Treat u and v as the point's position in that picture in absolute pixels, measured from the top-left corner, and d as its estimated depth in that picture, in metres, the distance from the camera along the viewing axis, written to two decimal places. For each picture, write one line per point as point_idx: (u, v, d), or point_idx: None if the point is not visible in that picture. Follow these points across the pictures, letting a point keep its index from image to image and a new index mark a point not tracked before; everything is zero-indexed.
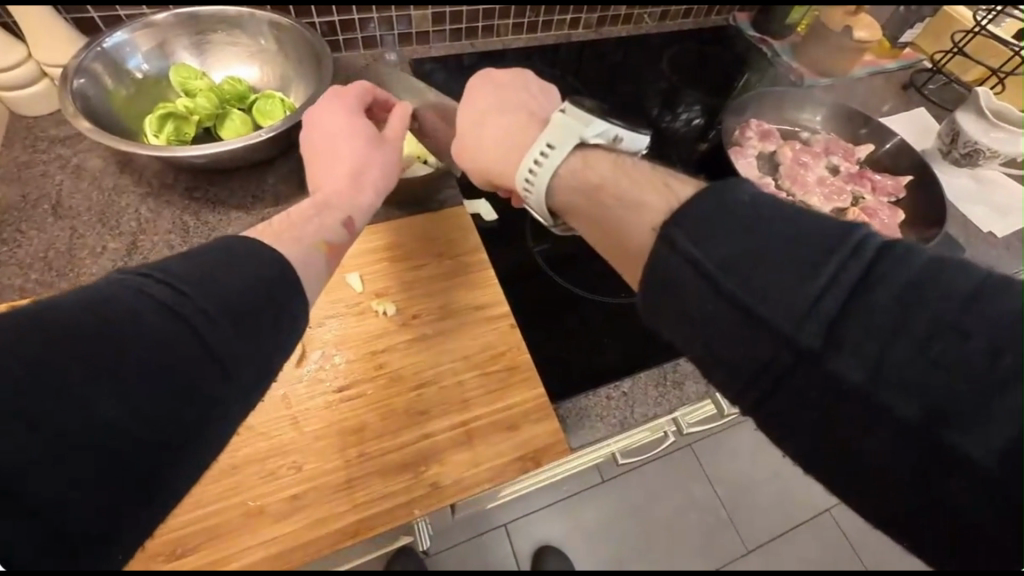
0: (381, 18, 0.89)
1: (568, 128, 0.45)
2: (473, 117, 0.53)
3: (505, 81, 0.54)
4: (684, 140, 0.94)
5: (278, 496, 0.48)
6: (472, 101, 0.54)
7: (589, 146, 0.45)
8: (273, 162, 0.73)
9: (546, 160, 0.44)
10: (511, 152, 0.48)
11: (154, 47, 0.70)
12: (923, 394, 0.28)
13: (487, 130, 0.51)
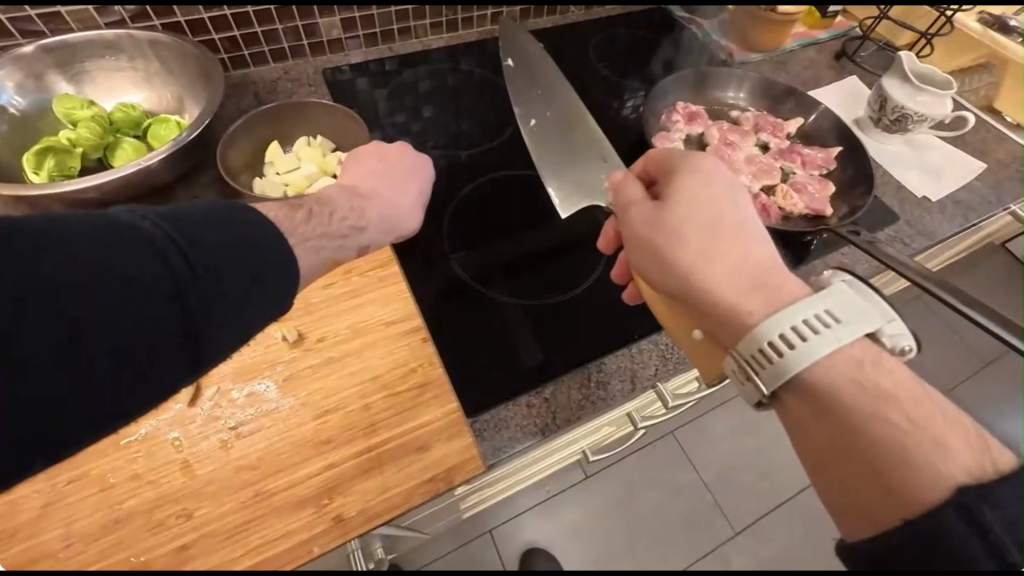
0: (285, 28, 0.85)
1: (862, 310, 0.38)
2: (706, 226, 0.45)
3: (728, 186, 0.48)
4: (614, 128, 0.91)
5: (167, 547, 0.45)
6: (696, 201, 0.47)
7: (829, 339, 0.36)
8: (173, 189, 0.70)
9: (814, 342, 0.36)
10: (754, 289, 0.42)
11: (28, 79, 0.66)
12: None
13: (722, 258, 0.44)
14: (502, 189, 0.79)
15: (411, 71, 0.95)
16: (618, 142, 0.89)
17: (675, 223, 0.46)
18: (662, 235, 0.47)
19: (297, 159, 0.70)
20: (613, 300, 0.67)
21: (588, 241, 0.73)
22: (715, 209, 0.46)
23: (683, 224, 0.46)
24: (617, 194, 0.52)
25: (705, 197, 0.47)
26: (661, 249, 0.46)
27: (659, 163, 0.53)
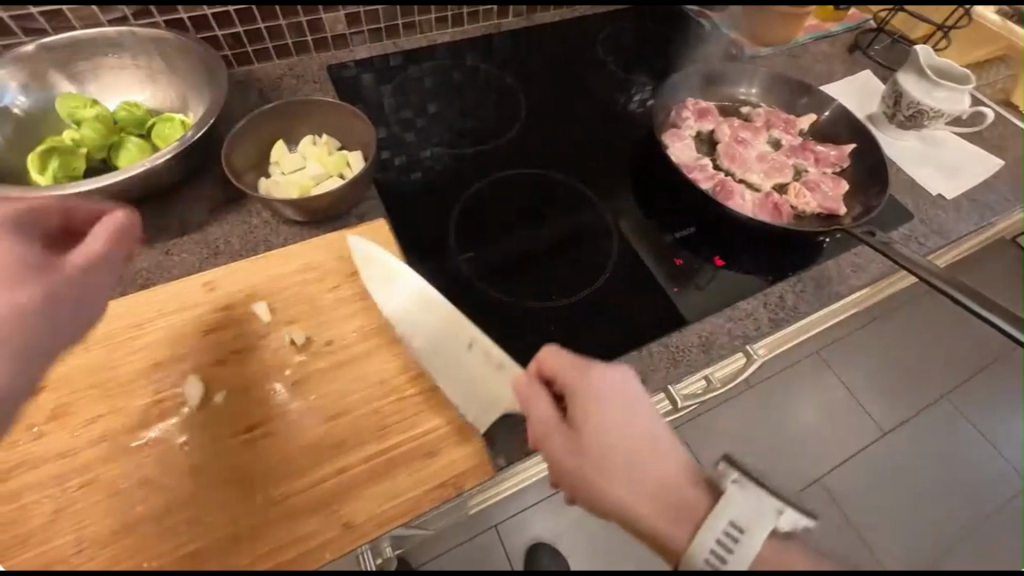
0: (289, 24, 0.84)
1: (758, 506, 0.40)
2: (628, 443, 0.46)
3: (635, 393, 0.49)
4: (623, 125, 0.89)
5: (177, 553, 0.45)
6: (618, 412, 0.48)
7: (748, 484, 0.41)
8: (178, 189, 0.69)
9: (742, 555, 0.39)
10: (672, 501, 0.43)
11: (31, 78, 0.65)
12: None
13: (637, 478, 0.45)
14: (509, 188, 0.78)
15: (417, 67, 0.93)
16: (626, 139, 0.88)
17: (587, 448, 0.47)
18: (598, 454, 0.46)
19: (303, 159, 0.69)
20: (622, 302, 0.66)
21: (596, 242, 0.72)
22: (614, 428, 0.47)
23: (594, 453, 0.46)
24: (529, 411, 0.50)
25: (614, 392, 0.49)
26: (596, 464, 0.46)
27: (557, 368, 0.50)
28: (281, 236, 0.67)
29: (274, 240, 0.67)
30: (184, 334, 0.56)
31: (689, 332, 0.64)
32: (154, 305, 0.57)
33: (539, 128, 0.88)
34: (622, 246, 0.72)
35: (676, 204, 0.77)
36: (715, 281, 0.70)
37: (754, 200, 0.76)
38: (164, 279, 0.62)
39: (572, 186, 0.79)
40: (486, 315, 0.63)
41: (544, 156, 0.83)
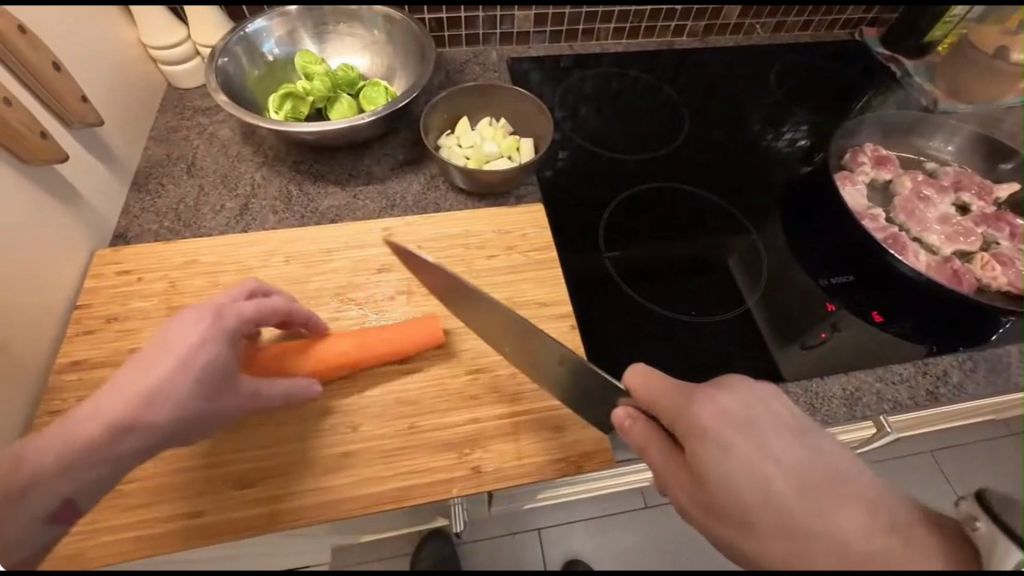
0: (486, 16, 0.92)
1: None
2: (801, 472, 0.36)
3: (773, 417, 0.39)
4: (783, 162, 0.86)
5: (334, 450, 0.51)
6: (750, 412, 0.39)
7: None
8: (369, 146, 0.79)
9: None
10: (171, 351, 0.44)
11: (286, 33, 0.78)
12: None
13: (785, 475, 0.36)
14: (658, 199, 0.79)
15: (586, 70, 0.97)
16: (788, 173, 0.85)
17: (714, 462, 0.38)
18: (734, 493, 0.37)
19: (480, 136, 0.75)
20: (759, 333, 0.65)
21: (737, 274, 0.71)
22: (740, 411, 0.39)
23: (733, 454, 0.38)
24: (649, 452, 0.44)
25: (734, 416, 0.39)
26: (710, 465, 0.38)
27: (650, 399, 0.45)
28: (447, 201, 0.74)
29: (441, 203, 0.74)
30: (360, 267, 0.64)
31: (831, 381, 0.62)
32: (341, 238, 0.66)
33: (698, 146, 0.88)
34: (766, 278, 0.70)
35: (831, 248, 0.74)
36: (868, 337, 0.65)
37: (928, 260, 0.71)
38: (349, 218, 0.72)
39: (722, 210, 0.79)
40: (624, 314, 0.65)
41: (698, 176, 0.83)
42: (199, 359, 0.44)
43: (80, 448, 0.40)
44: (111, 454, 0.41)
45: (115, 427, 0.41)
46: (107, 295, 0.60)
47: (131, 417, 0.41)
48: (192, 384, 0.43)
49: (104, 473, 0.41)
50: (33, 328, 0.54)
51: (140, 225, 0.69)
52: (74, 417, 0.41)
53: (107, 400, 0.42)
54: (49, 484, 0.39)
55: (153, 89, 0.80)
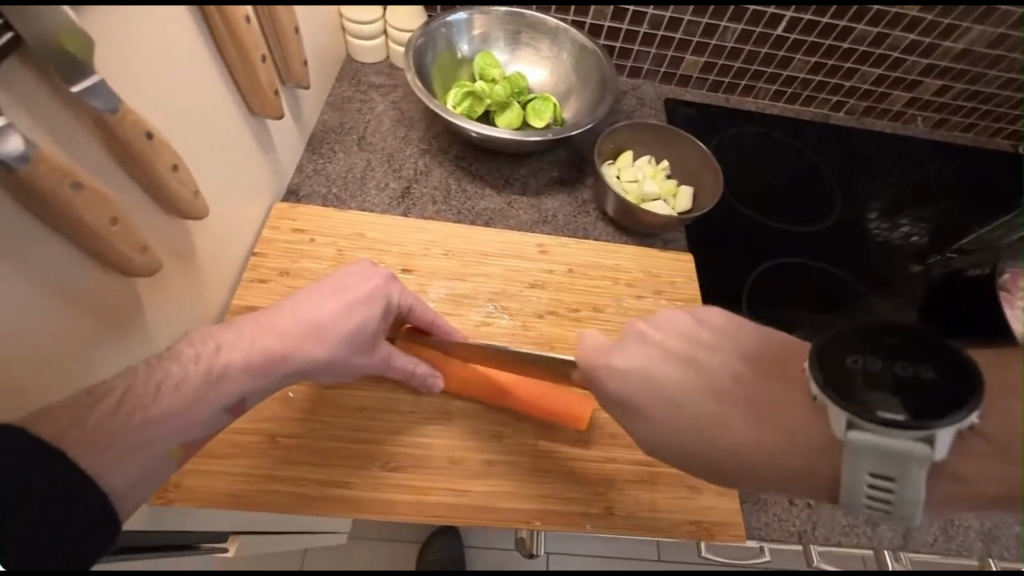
0: (656, 54, 0.92)
1: (887, 454, 0.31)
2: (711, 392, 0.38)
3: (634, 348, 0.42)
4: (899, 260, 0.85)
5: (477, 456, 0.52)
6: (652, 364, 0.41)
7: (894, 430, 0.31)
8: (527, 157, 0.80)
9: (902, 504, 0.32)
10: (347, 316, 0.46)
11: (476, 34, 0.81)
12: (918, 376, 0.31)
13: (700, 397, 0.38)
14: (797, 277, 0.79)
15: (741, 125, 0.96)
16: (920, 277, 0.83)
17: (643, 404, 0.40)
18: (667, 429, 0.39)
19: (641, 173, 0.76)
20: None
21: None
22: (639, 363, 0.41)
23: (646, 394, 0.40)
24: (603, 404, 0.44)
25: (633, 361, 0.41)
26: (630, 400, 0.41)
27: (592, 357, 0.43)
28: (596, 229, 0.75)
29: (591, 230, 0.74)
30: (514, 278, 0.65)
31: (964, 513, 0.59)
32: (498, 245, 0.67)
33: (841, 228, 0.87)
34: None
35: None
36: None
37: None
38: (501, 225, 0.73)
39: (855, 301, 0.79)
40: None
41: (838, 261, 0.82)
42: (362, 320, 0.46)
43: (253, 364, 0.43)
44: (272, 371, 0.44)
45: (283, 353, 0.44)
46: (282, 249, 0.62)
47: (299, 347, 0.44)
48: (350, 335, 0.46)
49: (260, 388, 0.44)
50: (222, 270, 0.57)
51: (310, 186, 0.72)
52: (248, 333, 0.44)
53: (278, 329, 0.44)
54: (222, 387, 0.42)
55: (338, 58, 0.83)
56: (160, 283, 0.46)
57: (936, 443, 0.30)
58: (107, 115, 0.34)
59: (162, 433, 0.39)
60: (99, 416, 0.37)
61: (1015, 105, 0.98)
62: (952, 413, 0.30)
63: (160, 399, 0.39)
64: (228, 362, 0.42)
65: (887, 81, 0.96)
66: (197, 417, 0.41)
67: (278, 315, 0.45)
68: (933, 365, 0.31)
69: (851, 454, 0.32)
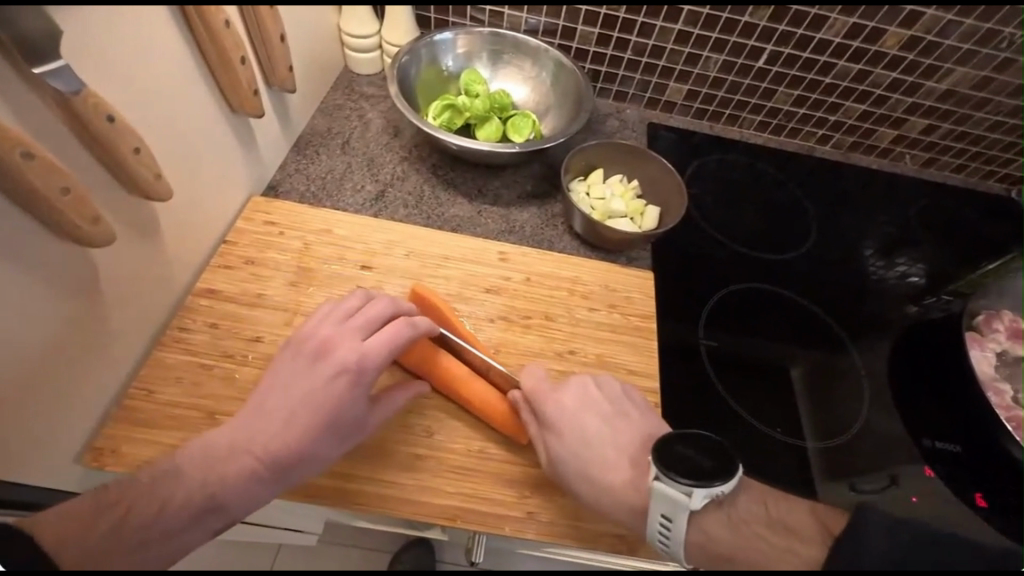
0: (640, 80, 0.95)
1: (677, 501, 0.44)
2: (613, 442, 0.51)
3: (585, 398, 0.53)
4: (895, 300, 0.83)
5: (406, 449, 0.53)
6: (585, 406, 0.52)
7: (677, 483, 0.44)
8: (502, 169, 0.82)
9: (674, 544, 0.45)
10: (358, 365, 0.49)
11: (462, 52, 0.85)
12: (701, 449, 0.46)
13: (604, 441, 0.51)
14: (763, 304, 0.78)
15: (721, 153, 0.97)
16: (911, 318, 0.81)
17: (562, 428, 0.51)
18: (571, 452, 0.50)
19: (609, 191, 0.77)
20: (806, 463, 0.64)
21: (830, 405, 0.70)
22: (578, 403, 0.52)
23: (571, 424, 0.51)
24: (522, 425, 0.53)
25: (576, 407, 0.52)
26: (556, 424, 0.51)
27: (532, 391, 0.54)
28: (561, 242, 0.76)
29: (555, 243, 0.76)
30: (470, 282, 0.67)
31: None
32: (459, 250, 0.69)
33: (815, 257, 0.86)
34: (859, 421, 0.68)
35: (946, 410, 0.70)
36: (959, 518, 0.62)
37: None
38: (469, 232, 0.75)
39: (824, 331, 0.77)
40: (708, 409, 0.65)
41: (809, 289, 0.82)
42: (371, 366, 0.50)
43: (287, 416, 0.47)
44: (304, 429, 0.47)
45: (308, 407, 0.47)
46: (252, 239, 0.66)
47: (320, 395, 0.48)
48: (357, 383, 0.49)
49: (310, 452, 0.47)
50: (191, 252, 0.61)
51: (290, 183, 0.76)
52: (283, 384, 0.49)
53: (293, 384, 0.48)
54: (254, 452, 0.45)
55: (333, 68, 0.88)
56: (121, 260, 0.49)
57: (695, 497, 0.44)
58: (68, 97, 0.38)
59: (206, 514, 0.43)
60: (102, 530, 0.39)
61: (1005, 148, 0.97)
62: (709, 484, 0.44)
63: (204, 488, 0.43)
64: (268, 410, 0.48)
65: (871, 117, 0.96)
66: (255, 488, 0.45)
67: (290, 373, 0.49)
68: (712, 457, 0.46)
69: (656, 496, 0.45)
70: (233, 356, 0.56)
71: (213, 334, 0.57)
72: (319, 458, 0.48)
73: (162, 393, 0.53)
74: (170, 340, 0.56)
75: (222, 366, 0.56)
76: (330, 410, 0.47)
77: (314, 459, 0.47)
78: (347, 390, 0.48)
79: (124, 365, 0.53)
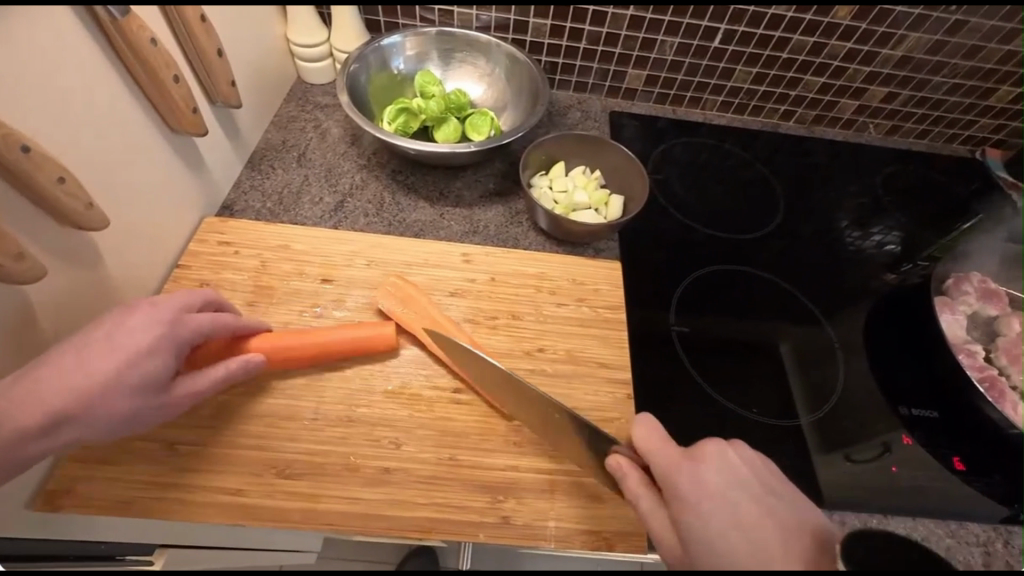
0: (598, 69, 0.94)
1: None
2: (764, 525, 0.40)
3: (726, 466, 0.43)
4: (872, 270, 0.83)
5: (375, 464, 0.52)
6: (728, 478, 0.42)
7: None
8: (463, 169, 0.81)
9: None
10: (164, 328, 0.47)
11: (414, 53, 0.84)
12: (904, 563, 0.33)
13: (749, 517, 0.41)
14: (735, 285, 0.78)
15: (685, 137, 0.96)
16: (893, 286, 0.81)
17: (706, 505, 0.41)
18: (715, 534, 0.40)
19: (572, 184, 0.76)
20: (802, 443, 0.63)
21: (812, 380, 0.69)
22: (717, 470, 0.43)
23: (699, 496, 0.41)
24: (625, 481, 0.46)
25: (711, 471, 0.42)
26: (691, 496, 0.42)
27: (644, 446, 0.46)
28: (527, 239, 0.75)
29: (521, 240, 0.75)
30: (434, 286, 0.66)
31: (894, 523, 0.59)
32: (422, 255, 0.68)
33: (785, 233, 0.86)
34: (837, 394, 0.68)
35: (927, 378, 0.69)
36: (944, 484, 0.62)
37: None
38: (432, 236, 0.74)
39: (799, 308, 0.77)
40: (684, 396, 0.64)
41: (780, 266, 0.82)
42: (177, 326, 0.48)
43: (78, 375, 0.43)
44: (88, 377, 0.43)
45: (103, 353, 0.44)
46: (205, 261, 0.64)
47: (123, 340, 0.45)
48: (162, 346, 0.47)
49: (94, 407, 0.43)
50: (141, 280, 0.59)
51: (246, 202, 0.74)
52: (96, 347, 0.44)
53: (102, 343, 0.44)
54: (28, 407, 0.40)
55: (285, 79, 0.87)
56: (59, 294, 0.48)
57: None
58: None
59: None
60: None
61: (965, 110, 0.97)
62: None
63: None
64: (63, 369, 0.43)
65: (830, 89, 0.96)
66: (6, 443, 0.40)
67: (108, 331, 0.45)
68: None
69: None
70: None
71: None
72: (105, 414, 0.44)
73: None
74: None
75: None
76: (126, 370, 0.44)
77: (93, 416, 0.43)
78: (157, 352, 0.46)
79: None
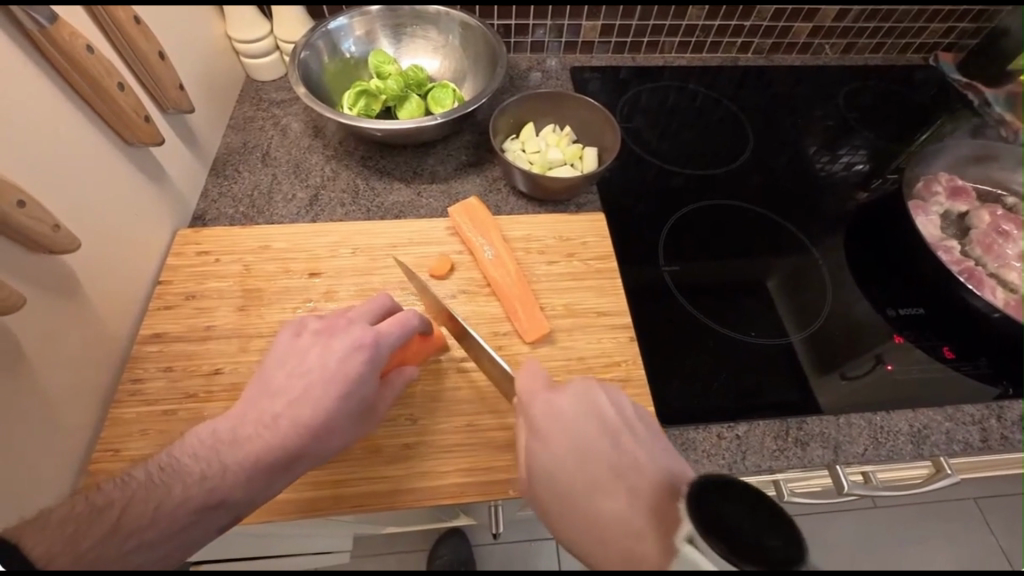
0: (552, 25, 0.93)
1: None
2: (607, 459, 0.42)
3: (592, 406, 0.45)
4: (844, 191, 0.85)
5: (395, 441, 0.52)
6: (585, 412, 0.45)
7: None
8: (433, 145, 0.80)
9: None
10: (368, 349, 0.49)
11: (364, 33, 0.81)
12: None
13: (597, 456, 0.42)
14: (717, 220, 0.79)
15: (648, 83, 0.96)
16: (861, 203, 0.83)
17: (552, 436, 0.43)
18: (556, 463, 0.42)
19: (544, 142, 0.76)
20: (796, 362, 0.65)
21: (812, 299, 0.71)
22: (578, 411, 0.44)
23: (562, 429, 0.44)
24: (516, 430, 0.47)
25: (573, 413, 0.45)
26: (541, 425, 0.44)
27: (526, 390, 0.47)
28: (508, 205, 0.75)
29: (502, 206, 0.75)
30: (423, 263, 0.65)
31: (898, 417, 0.62)
32: (406, 235, 0.68)
33: (758, 163, 0.87)
34: (826, 308, 0.70)
35: (913, 281, 0.72)
36: (939, 376, 0.65)
37: (1006, 298, 0.67)
38: (412, 215, 0.73)
39: (782, 233, 0.79)
40: (683, 331, 0.66)
41: (758, 196, 0.83)
42: (379, 341, 0.49)
43: (301, 403, 0.45)
44: (314, 404, 0.45)
45: (320, 382, 0.46)
46: (187, 273, 0.63)
47: (334, 363, 0.47)
48: (371, 367, 0.48)
49: (324, 438, 0.45)
50: (123, 306, 0.58)
51: (218, 210, 0.72)
52: (309, 368, 0.47)
53: (312, 366, 0.47)
54: (273, 437, 0.44)
55: (234, 80, 0.84)
56: (41, 323, 0.46)
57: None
58: None
59: (209, 510, 0.41)
60: (95, 538, 0.37)
61: (915, 18, 0.98)
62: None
63: (204, 482, 0.41)
64: (289, 397, 0.46)
65: (783, 15, 0.96)
66: (254, 476, 0.42)
67: (312, 354, 0.48)
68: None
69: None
70: (197, 394, 0.55)
71: (168, 378, 0.56)
72: (333, 444, 0.46)
73: (130, 449, 0.51)
74: (130, 394, 0.54)
75: (187, 407, 0.54)
76: (346, 395, 0.46)
77: (324, 445, 0.46)
78: (370, 373, 0.48)
79: (81, 433, 0.51)
